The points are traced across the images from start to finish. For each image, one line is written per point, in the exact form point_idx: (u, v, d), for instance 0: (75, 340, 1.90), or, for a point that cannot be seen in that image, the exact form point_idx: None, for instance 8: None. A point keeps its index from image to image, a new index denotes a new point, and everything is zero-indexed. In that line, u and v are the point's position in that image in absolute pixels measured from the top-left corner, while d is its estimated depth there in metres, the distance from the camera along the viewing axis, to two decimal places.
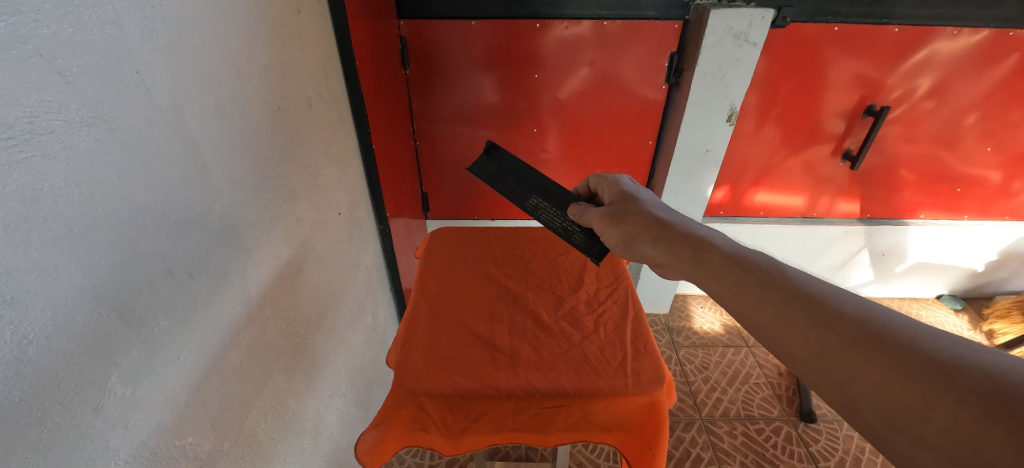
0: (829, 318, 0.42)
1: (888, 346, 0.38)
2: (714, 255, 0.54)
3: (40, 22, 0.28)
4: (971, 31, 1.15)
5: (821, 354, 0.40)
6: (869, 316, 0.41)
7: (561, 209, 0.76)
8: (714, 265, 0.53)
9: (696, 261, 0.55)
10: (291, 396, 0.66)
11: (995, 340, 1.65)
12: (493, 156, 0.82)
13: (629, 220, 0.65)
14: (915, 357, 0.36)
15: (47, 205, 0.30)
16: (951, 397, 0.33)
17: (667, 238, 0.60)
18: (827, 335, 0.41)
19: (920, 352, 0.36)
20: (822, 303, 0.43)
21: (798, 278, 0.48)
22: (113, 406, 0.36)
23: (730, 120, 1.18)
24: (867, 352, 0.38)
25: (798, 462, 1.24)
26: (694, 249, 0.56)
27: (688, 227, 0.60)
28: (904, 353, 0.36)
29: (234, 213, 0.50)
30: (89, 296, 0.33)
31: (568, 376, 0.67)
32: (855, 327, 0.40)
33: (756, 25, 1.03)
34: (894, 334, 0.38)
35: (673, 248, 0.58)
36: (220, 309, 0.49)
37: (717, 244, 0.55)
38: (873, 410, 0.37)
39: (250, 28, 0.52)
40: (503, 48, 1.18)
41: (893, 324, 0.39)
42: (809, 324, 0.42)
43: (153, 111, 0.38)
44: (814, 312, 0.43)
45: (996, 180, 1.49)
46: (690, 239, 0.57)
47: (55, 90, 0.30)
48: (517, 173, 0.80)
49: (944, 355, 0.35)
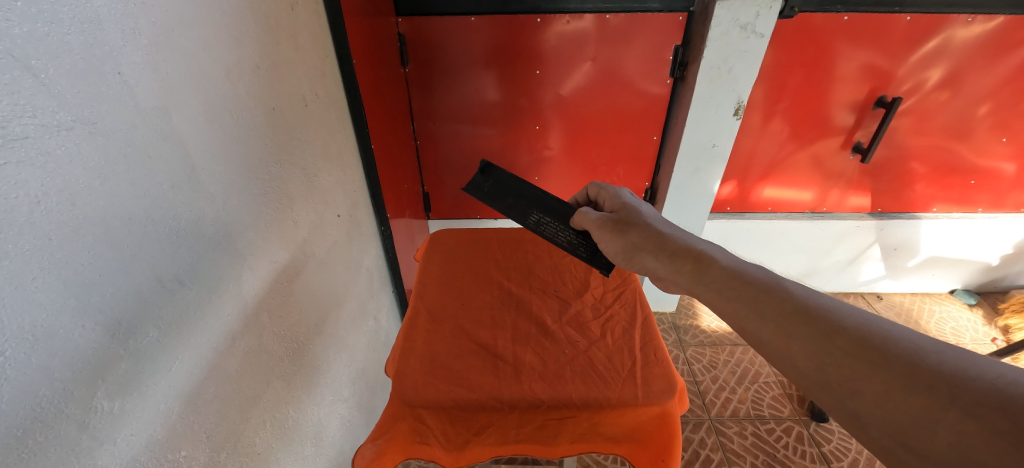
0: (830, 331, 0.40)
1: (890, 358, 0.36)
2: (715, 269, 0.51)
3: (11, 21, 0.27)
4: (986, 18, 1.12)
5: (822, 366, 0.38)
6: (870, 327, 0.39)
7: (563, 222, 0.74)
8: (716, 279, 0.50)
9: (697, 275, 0.52)
10: (290, 403, 0.65)
11: (1012, 336, 1.62)
12: (488, 175, 0.79)
13: (631, 232, 0.62)
14: (918, 371, 0.34)
15: (22, 214, 0.28)
16: (953, 411, 0.31)
17: (669, 250, 0.57)
18: (827, 348, 0.39)
19: (921, 366, 0.34)
20: (822, 314, 0.41)
21: (797, 290, 0.45)
22: (100, 423, 0.35)
23: (738, 113, 1.14)
24: (870, 365, 0.36)
25: (810, 463, 1.22)
26: (694, 262, 0.54)
27: (689, 240, 0.57)
28: (906, 366, 0.35)
29: (225, 218, 0.49)
30: (71, 310, 0.32)
31: (575, 385, 0.64)
32: (856, 339, 0.38)
33: (764, 15, 1.00)
34: (896, 347, 0.36)
35: (674, 260, 0.56)
36: (214, 318, 0.47)
37: (718, 257, 0.53)
38: (879, 421, 0.34)
39: (241, 27, 0.51)
40: (503, 44, 1.16)
41: (892, 335, 0.37)
42: (811, 337, 0.40)
43: (137, 113, 0.36)
44: (814, 324, 0.41)
45: (1011, 171, 1.44)
46: (692, 252, 0.55)
47: (28, 93, 0.28)
48: (514, 189, 0.77)
49: (944, 365, 0.34)
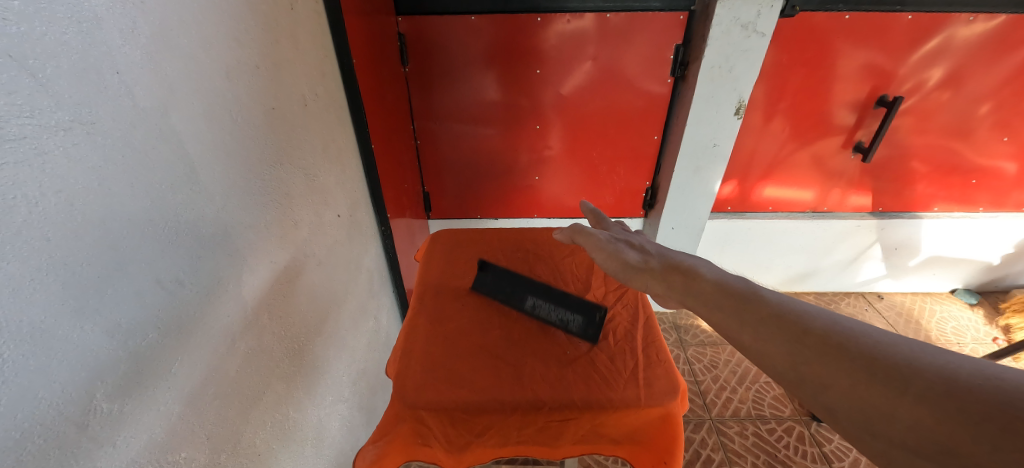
0: (799, 331, 0.38)
1: (853, 352, 0.34)
2: (704, 282, 0.50)
3: (7, 19, 0.26)
4: (988, 17, 1.11)
5: (793, 364, 0.36)
6: (834, 326, 0.37)
7: (556, 300, 0.77)
8: (703, 292, 0.49)
9: (686, 288, 0.51)
10: (290, 404, 0.65)
11: (1013, 336, 1.63)
12: (487, 260, 0.83)
13: (629, 251, 0.64)
14: (877, 361, 0.33)
15: (21, 215, 0.28)
16: (908, 397, 0.30)
17: (660, 270, 0.57)
18: (796, 347, 0.37)
19: (883, 357, 0.33)
20: (794, 312, 0.40)
21: (772, 297, 0.44)
22: (100, 426, 0.35)
23: (739, 112, 1.14)
24: (834, 358, 0.34)
25: (811, 463, 1.21)
26: (683, 276, 0.53)
27: (677, 258, 0.58)
28: (868, 358, 0.33)
29: (225, 219, 0.48)
30: (69, 311, 0.31)
31: (577, 388, 0.64)
32: (823, 337, 0.37)
33: (765, 14, 1.00)
34: (858, 342, 0.35)
35: (666, 278, 0.55)
36: (214, 320, 0.47)
37: (705, 271, 0.52)
38: (847, 414, 0.32)
39: (240, 26, 0.50)
40: (504, 43, 1.16)
41: (857, 332, 0.36)
42: (784, 336, 0.38)
43: (137, 113, 0.36)
44: (784, 325, 0.39)
45: (1012, 171, 1.44)
46: (680, 268, 0.55)
47: (25, 92, 0.28)
48: (510, 273, 0.81)
49: (906, 352, 0.33)
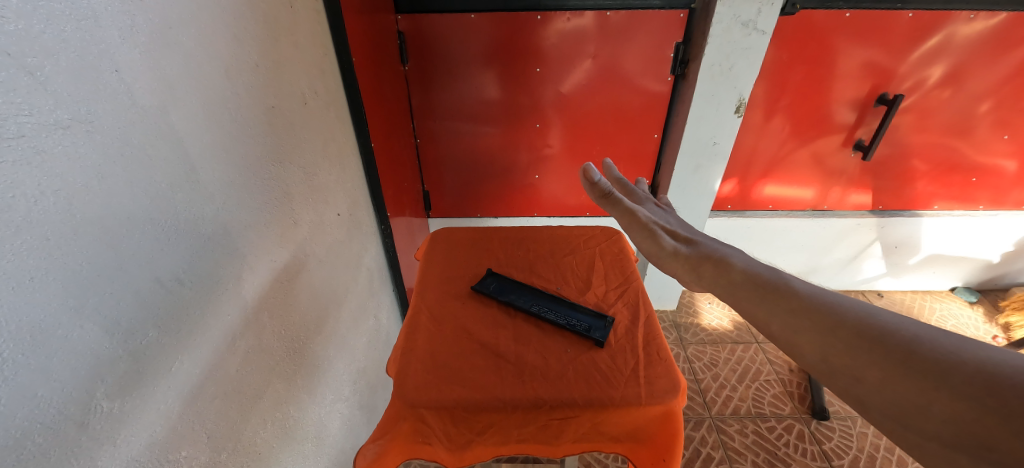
0: (832, 325, 0.37)
1: (889, 346, 0.33)
2: (734, 271, 0.50)
3: (5, 18, 0.26)
4: (988, 15, 1.11)
5: (824, 357, 0.36)
6: (871, 317, 0.36)
7: (562, 308, 0.78)
8: (732, 279, 0.49)
9: (716, 274, 0.52)
10: (290, 403, 0.65)
11: (1013, 334, 1.62)
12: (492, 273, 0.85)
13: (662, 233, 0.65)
14: (913, 354, 0.32)
15: (19, 214, 0.28)
16: (947, 390, 0.29)
17: (690, 258, 0.57)
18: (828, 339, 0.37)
19: (921, 351, 0.32)
20: (817, 309, 0.40)
21: (804, 288, 0.43)
22: (101, 424, 0.34)
23: (739, 110, 1.14)
24: (867, 353, 0.34)
25: (811, 461, 1.21)
26: (714, 264, 0.53)
27: (711, 247, 0.57)
28: (904, 352, 0.32)
29: (224, 218, 0.48)
30: (68, 310, 0.31)
31: (578, 385, 0.64)
32: (858, 331, 0.36)
33: (766, 12, 1.00)
34: (894, 336, 0.34)
35: (696, 267, 0.56)
36: (213, 318, 0.47)
37: (736, 261, 0.52)
38: (882, 408, 0.32)
39: (239, 23, 0.50)
40: (503, 41, 1.15)
41: (897, 326, 0.35)
42: (814, 328, 0.38)
43: (136, 112, 0.36)
44: (817, 317, 0.39)
45: (1012, 169, 1.44)
46: (712, 257, 0.55)
47: (24, 90, 0.28)
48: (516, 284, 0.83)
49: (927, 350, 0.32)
